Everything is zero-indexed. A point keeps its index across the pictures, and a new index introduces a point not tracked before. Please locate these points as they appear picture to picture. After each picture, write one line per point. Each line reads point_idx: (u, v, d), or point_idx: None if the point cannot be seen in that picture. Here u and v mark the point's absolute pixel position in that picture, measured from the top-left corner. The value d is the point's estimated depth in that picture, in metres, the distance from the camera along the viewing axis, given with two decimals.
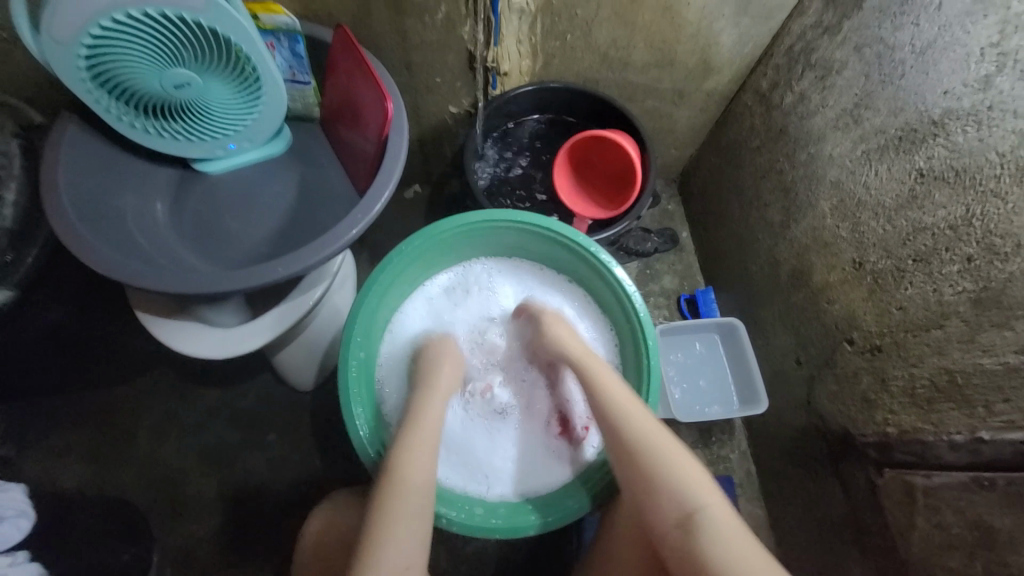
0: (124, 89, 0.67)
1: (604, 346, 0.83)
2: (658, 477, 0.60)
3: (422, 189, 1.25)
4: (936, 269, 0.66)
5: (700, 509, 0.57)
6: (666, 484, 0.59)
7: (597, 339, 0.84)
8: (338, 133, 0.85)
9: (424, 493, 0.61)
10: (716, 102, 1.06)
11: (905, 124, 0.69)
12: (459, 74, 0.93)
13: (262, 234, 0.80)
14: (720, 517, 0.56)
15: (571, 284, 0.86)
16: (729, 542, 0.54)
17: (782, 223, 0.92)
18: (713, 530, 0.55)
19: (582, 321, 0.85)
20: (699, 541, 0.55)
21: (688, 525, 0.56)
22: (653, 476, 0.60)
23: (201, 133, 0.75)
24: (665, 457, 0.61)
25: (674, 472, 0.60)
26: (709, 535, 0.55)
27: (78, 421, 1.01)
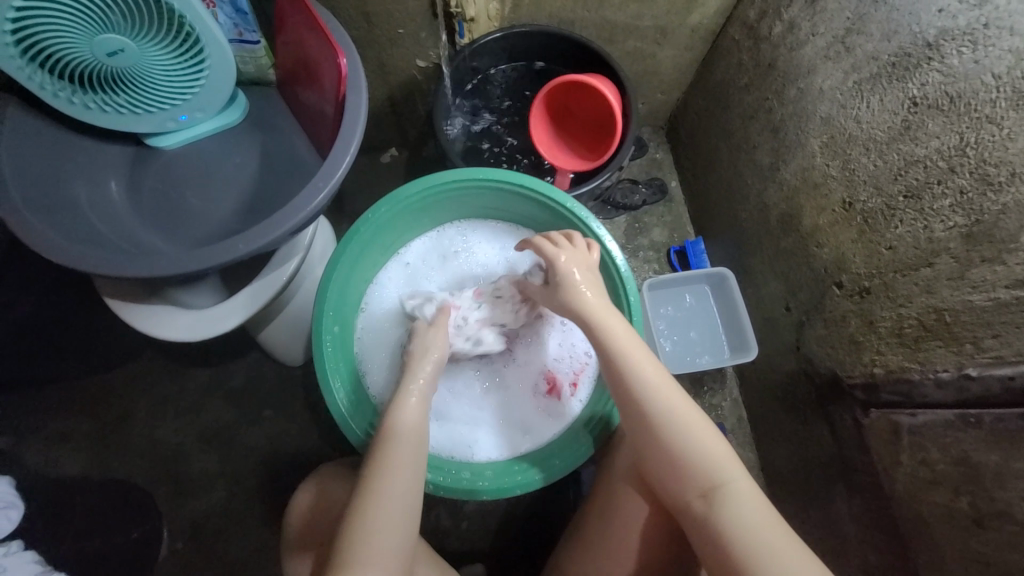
0: (53, 61, 0.61)
1: None
2: (686, 448, 0.58)
3: (398, 152, 1.19)
4: (927, 205, 0.63)
5: (727, 480, 0.56)
6: (693, 455, 0.58)
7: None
8: (296, 96, 0.80)
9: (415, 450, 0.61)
10: (702, 38, 0.99)
11: (898, 48, 0.64)
12: (422, 23, 0.86)
13: (225, 210, 0.77)
14: (743, 487, 0.56)
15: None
16: (751, 506, 0.54)
17: (771, 165, 0.88)
18: (734, 502, 0.55)
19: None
20: (723, 509, 0.55)
21: (711, 493, 0.56)
22: (679, 447, 0.59)
23: (146, 104, 0.70)
24: (695, 429, 0.59)
25: (700, 442, 0.59)
26: (736, 505, 0.54)
27: (72, 410, 1.01)
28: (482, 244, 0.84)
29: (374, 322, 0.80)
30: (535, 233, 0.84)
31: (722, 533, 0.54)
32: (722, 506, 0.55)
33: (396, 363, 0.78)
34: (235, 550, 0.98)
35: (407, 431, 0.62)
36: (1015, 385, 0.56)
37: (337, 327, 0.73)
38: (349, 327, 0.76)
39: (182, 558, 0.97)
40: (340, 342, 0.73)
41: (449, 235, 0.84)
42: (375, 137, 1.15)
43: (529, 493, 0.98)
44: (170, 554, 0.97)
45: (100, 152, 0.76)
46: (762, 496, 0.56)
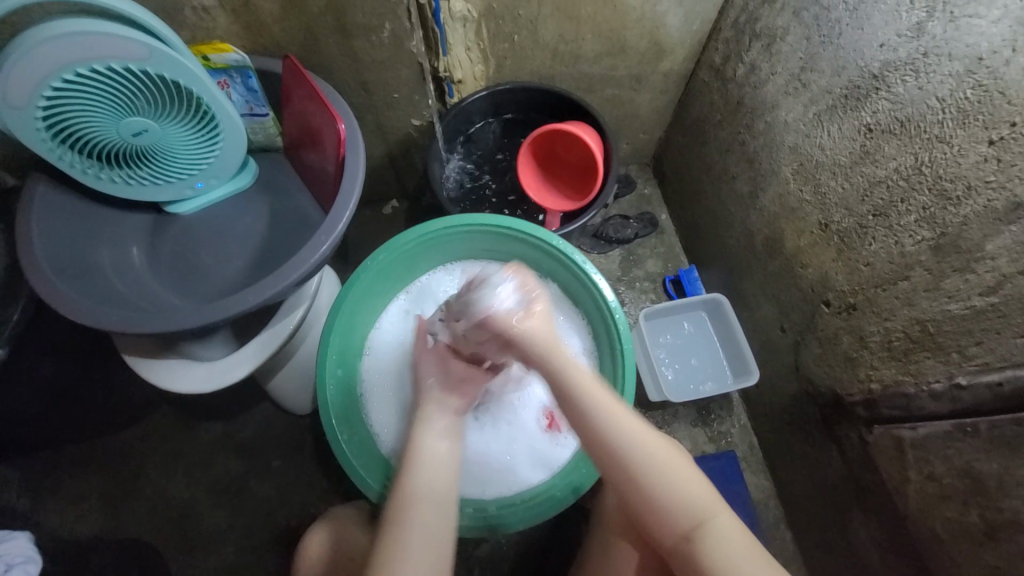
0: (85, 143, 0.69)
1: (580, 337, 0.84)
2: (658, 489, 0.59)
3: (400, 203, 1.27)
4: (895, 221, 0.66)
5: (708, 519, 0.57)
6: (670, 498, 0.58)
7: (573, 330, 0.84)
8: (301, 159, 0.87)
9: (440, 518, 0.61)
10: (675, 82, 1.07)
11: (849, 81, 0.70)
12: (415, 87, 0.95)
13: (236, 267, 0.82)
14: (726, 524, 0.57)
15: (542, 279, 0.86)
16: (731, 545, 0.55)
17: (751, 193, 0.93)
18: (714, 537, 0.56)
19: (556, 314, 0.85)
20: (705, 550, 0.55)
21: (692, 534, 0.57)
22: (655, 493, 0.59)
23: (165, 176, 0.77)
24: (671, 473, 0.59)
25: (675, 485, 0.59)
26: (715, 542, 0.56)
27: (88, 469, 1.04)
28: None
29: (376, 364, 0.83)
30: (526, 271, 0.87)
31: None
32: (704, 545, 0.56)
33: (398, 403, 0.81)
34: None
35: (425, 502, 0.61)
36: (1004, 390, 0.56)
37: (340, 372, 0.76)
38: (352, 371, 0.79)
39: None
40: (343, 386, 0.76)
41: (443, 278, 0.87)
42: (378, 190, 1.23)
43: (541, 533, 0.96)
44: None
45: (123, 220, 0.83)
46: (746, 530, 0.57)
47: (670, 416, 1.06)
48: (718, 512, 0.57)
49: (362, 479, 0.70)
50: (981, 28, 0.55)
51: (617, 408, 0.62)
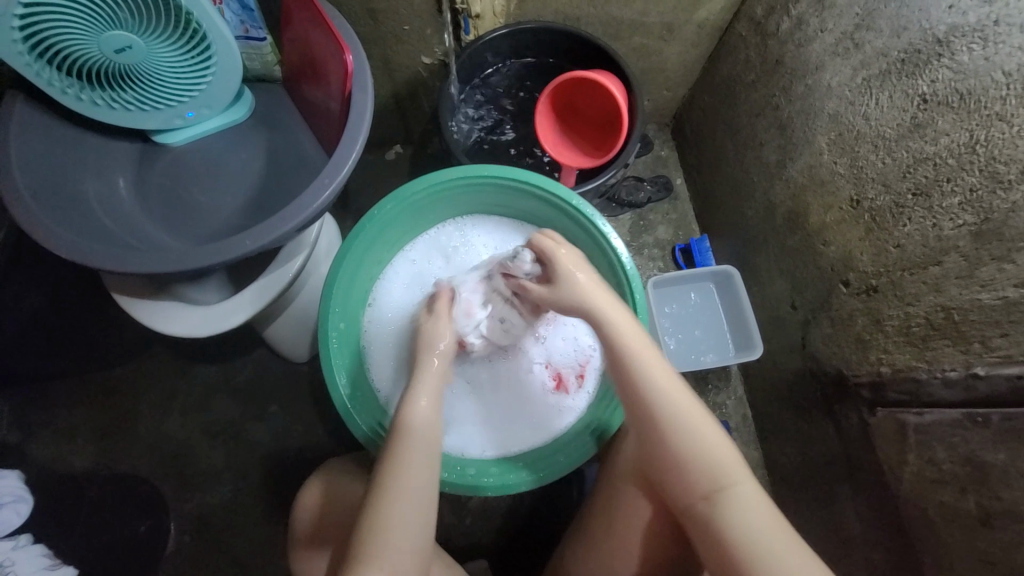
0: (62, 58, 0.62)
1: None
2: (685, 445, 0.59)
3: (403, 149, 1.20)
4: (936, 202, 0.62)
5: (730, 486, 0.57)
6: (699, 460, 0.58)
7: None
8: (302, 93, 0.80)
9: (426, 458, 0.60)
10: (709, 34, 0.98)
11: (908, 44, 0.64)
12: (428, 19, 0.86)
13: (232, 207, 0.77)
14: (750, 493, 0.56)
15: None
16: (753, 513, 0.55)
17: (778, 163, 0.88)
18: (737, 503, 0.56)
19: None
20: (727, 516, 0.55)
21: (715, 498, 0.56)
22: (685, 455, 0.59)
23: (152, 101, 0.70)
24: (699, 438, 0.59)
25: (704, 450, 0.59)
26: (735, 508, 0.55)
27: (80, 404, 1.03)
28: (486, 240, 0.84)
29: (380, 318, 0.80)
30: (538, 230, 0.83)
31: (726, 538, 0.54)
32: (727, 511, 0.55)
33: (402, 358, 0.79)
34: (241, 544, 0.99)
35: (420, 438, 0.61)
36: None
37: (343, 324, 0.73)
38: (355, 324, 0.76)
39: (189, 552, 0.98)
40: (346, 338, 0.74)
41: (452, 232, 0.83)
42: (381, 134, 1.15)
43: (535, 490, 0.98)
44: (177, 548, 0.98)
45: (108, 149, 0.76)
46: (770, 503, 0.56)
47: None
48: (743, 482, 0.56)
49: (365, 433, 0.70)
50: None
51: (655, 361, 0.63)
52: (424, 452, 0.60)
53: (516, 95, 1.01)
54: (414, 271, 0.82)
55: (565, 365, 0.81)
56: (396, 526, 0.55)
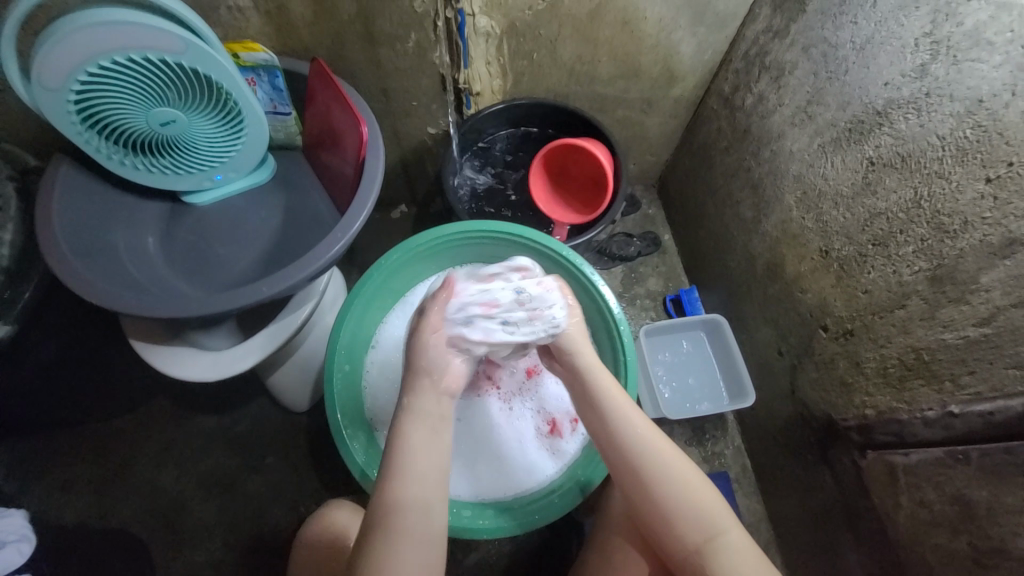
0: (113, 129, 0.70)
1: None
2: (676, 499, 0.60)
3: (408, 208, 1.29)
4: (894, 251, 0.68)
5: (720, 535, 0.58)
6: (685, 511, 0.59)
7: None
8: (319, 159, 0.90)
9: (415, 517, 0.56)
10: (684, 108, 1.10)
11: (853, 116, 0.73)
12: (434, 96, 0.97)
13: (248, 259, 0.84)
14: (737, 542, 0.58)
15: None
16: (744, 563, 0.56)
17: (754, 218, 0.95)
18: (728, 552, 0.57)
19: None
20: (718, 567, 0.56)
21: (703, 548, 0.58)
22: (670, 505, 0.60)
23: (186, 166, 0.79)
24: (682, 486, 0.61)
25: (689, 501, 0.60)
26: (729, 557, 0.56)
27: (77, 455, 1.03)
28: None
29: (382, 362, 0.83)
30: None
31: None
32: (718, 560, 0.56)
33: (401, 401, 0.81)
34: None
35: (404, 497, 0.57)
36: (995, 419, 0.58)
37: (347, 366, 0.77)
38: (359, 366, 0.80)
39: None
40: (349, 380, 0.77)
41: None
42: (388, 195, 1.25)
43: (533, 544, 0.96)
44: None
45: (141, 208, 0.84)
46: (757, 550, 0.58)
47: (665, 433, 1.07)
48: (730, 530, 0.58)
49: (363, 475, 0.71)
50: (980, 73, 0.58)
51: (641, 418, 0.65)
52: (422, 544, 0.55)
53: (513, 160, 1.12)
54: (418, 317, 0.87)
55: (557, 408, 0.83)
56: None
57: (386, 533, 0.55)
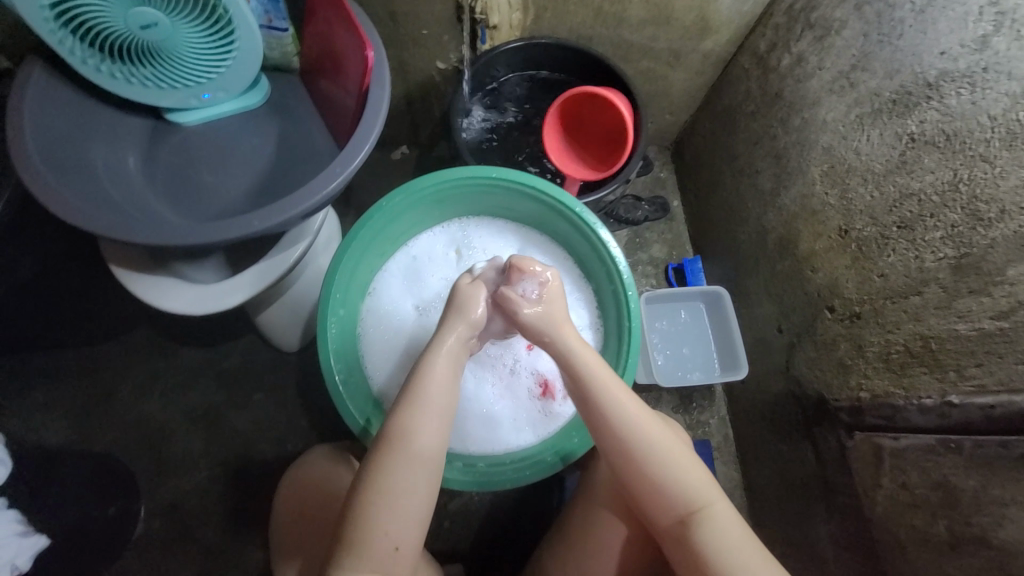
0: (88, 29, 0.63)
1: (587, 311, 0.83)
2: (659, 471, 0.59)
3: (410, 150, 1.21)
4: (919, 235, 0.66)
5: (706, 507, 0.58)
6: (670, 480, 0.59)
7: (579, 304, 0.83)
8: (318, 85, 0.82)
9: (424, 466, 0.57)
10: (713, 64, 1.03)
11: (900, 86, 0.68)
12: (447, 26, 0.89)
13: (239, 189, 0.78)
14: (720, 513, 0.57)
15: (554, 246, 0.84)
16: (728, 535, 0.56)
17: (772, 191, 0.91)
18: (714, 524, 0.56)
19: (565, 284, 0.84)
20: (699, 537, 0.56)
21: (688, 520, 0.57)
22: (656, 475, 0.59)
23: (169, 80, 0.71)
24: (668, 457, 0.60)
25: (673, 470, 0.59)
26: (713, 529, 0.56)
27: (58, 378, 1.01)
28: (493, 241, 0.85)
29: (378, 309, 0.80)
30: (542, 237, 0.85)
31: (698, 559, 0.55)
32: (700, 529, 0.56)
33: (396, 350, 0.79)
34: (212, 534, 0.96)
35: (417, 453, 0.57)
36: (996, 414, 0.58)
37: (343, 310, 0.74)
38: (354, 311, 0.77)
39: (157, 538, 0.96)
40: (344, 324, 0.74)
41: (457, 232, 0.85)
42: (389, 133, 1.17)
43: (515, 495, 0.98)
44: (145, 533, 0.96)
45: (120, 122, 0.77)
46: (745, 526, 0.57)
47: (653, 400, 1.08)
48: (714, 500, 0.58)
49: (354, 421, 0.70)
50: None
51: (623, 390, 0.63)
52: (424, 480, 0.57)
53: (526, 106, 1.04)
54: (418, 266, 0.83)
55: (552, 372, 0.82)
56: (390, 527, 0.54)
57: (388, 461, 0.56)
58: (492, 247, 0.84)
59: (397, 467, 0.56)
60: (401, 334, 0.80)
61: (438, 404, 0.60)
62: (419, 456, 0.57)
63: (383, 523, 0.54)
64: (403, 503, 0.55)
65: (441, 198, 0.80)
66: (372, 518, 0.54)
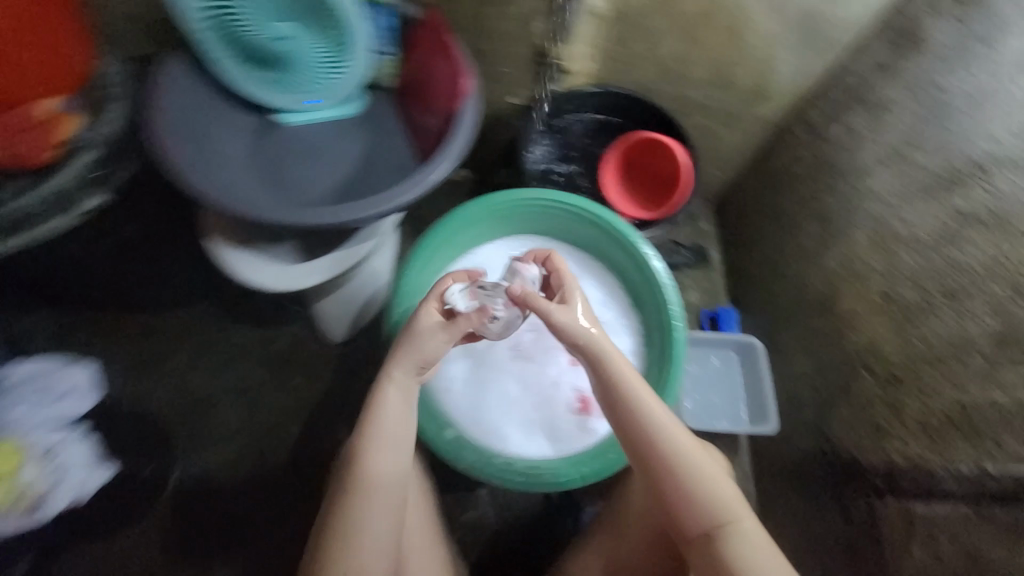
0: (234, 36, 0.77)
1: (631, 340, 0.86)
2: (690, 484, 0.60)
3: (468, 173, 1.30)
4: (965, 304, 0.70)
5: (734, 521, 0.58)
6: (702, 495, 0.59)
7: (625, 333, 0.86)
8: (409, 105, 0.92)
9: (386, 492, 0.60)
10: (766, 129, 1.09)
11: (951, 167, 0.76)
12: (525, 67, 0.99)
13: (325, 185, 0.86)
14: (747, 528, 0.58)
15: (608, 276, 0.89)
16: (756, 549, 0.56)
17: (816, 251, 0.95)
18: (741, 538, 0.57)
19: (613, 311, 0.87)
20: (729, 552, 0.56)
21: (716, 532, 0.58)
22: (688, 488, 0.60)
23: (283, 83, 0.84)
24: (699, 470, 0.61)
25: (705, 482, 0.60)
26: (742, 543, 0.57)
27: (117, 340, 1.07)
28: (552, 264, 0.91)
29: None
30: (598, 267, 0.90)
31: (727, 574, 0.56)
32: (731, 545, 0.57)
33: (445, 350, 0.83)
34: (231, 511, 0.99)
35: (376, 483, 0.60)
36: None
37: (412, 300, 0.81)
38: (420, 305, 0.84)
39: (179, 507, 0.99)
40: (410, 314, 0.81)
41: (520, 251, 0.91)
42: None
43: (529, 520, 0.98)
44: (169, 500, 0.99)
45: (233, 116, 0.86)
46: (770, 541, 0.58)
47: None
48: (742, 515, 0.58)
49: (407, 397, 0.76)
50: None
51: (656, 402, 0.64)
52: (390, 494, 0.61)
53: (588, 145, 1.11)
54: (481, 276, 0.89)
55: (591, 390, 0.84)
56: (364, 537, 0.58)
57: (356, 480, 0.60)
58: (550, 270, 0.90)
59: (356, 502, 0.59)
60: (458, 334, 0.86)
61: (391, 428, 0.63)
62: (385, 475, 0.61)
63: (358, 540, 0.58)
64: (375, 513, 0.59)
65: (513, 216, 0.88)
66: (343, 548, 0.57)
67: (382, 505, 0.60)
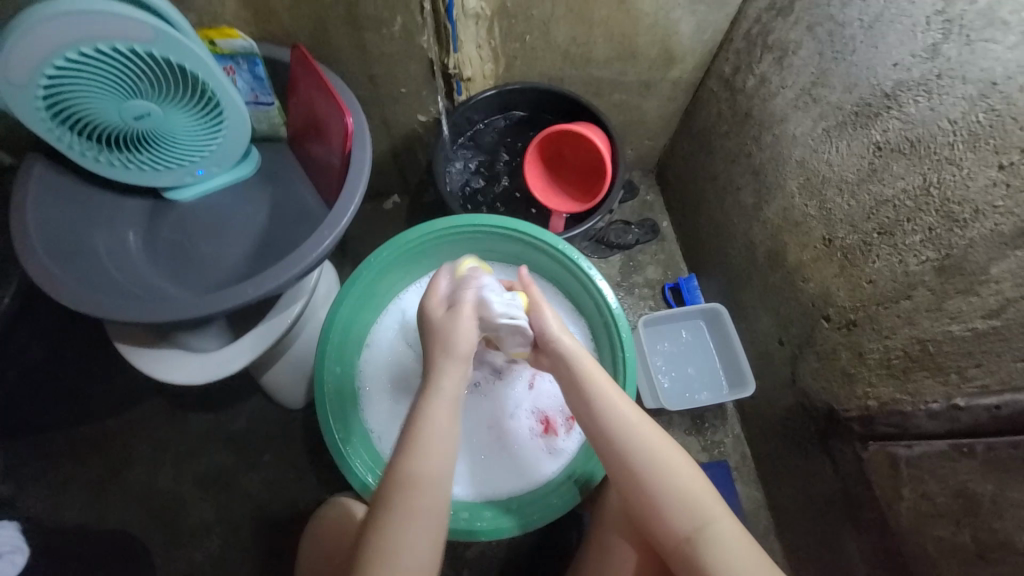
0: (86, 124, 0.66)
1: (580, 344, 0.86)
2: (654, 488, 0.61)
3: (401, 198, 1.26)
4: (900, 240, 0.67)
5: (710, 523, 0.59)
6: (676, 497, 0.61)
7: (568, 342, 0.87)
8: (304, 150, 0.86)
9: (438, 493, 0.61)
10: (683, 90, 1.06)
11: (859, 99, 0.70)
12: (422, 82, 0.94)
13: (235, 257, 0.81)
14: (725, 531, 0.59)
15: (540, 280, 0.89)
16: (732, 552, 0.57)
17: (755, 205, 0.93)
18: (717, 540, 0.58)
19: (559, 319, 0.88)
20: (706, 555, 0.58)
21: (693, 538, 0.59)
22: (667, 493, 0.61)
23: (165, 161, 0.75)
24: (676, 472, 0.62)
25: (683, 480, 0.61)
26: (715, 547, 0.58)
27: (71, 460, 1.04)
28: None
29: (375, 359, 0.85)
30: (526, 273, 0.90)
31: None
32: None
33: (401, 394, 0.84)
34: None
35: (424, 484, 0.61)
36: (1001, 414, 0.58)
37: (338, 369, 0.78)
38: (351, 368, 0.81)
39: None
40: (342, 380, 0.79)
41: None
42: (377, 185, 1.22)
43: (533, 533, 0.97)
44: None
45: (120, 205, 0.80)
46: (748, 537, 0.59)
47: (665, 424, 1.06)
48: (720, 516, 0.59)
49: (343, 458, 0.73)
50: (899, 65, 0.65)
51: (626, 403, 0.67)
52: (432, 509, 0.60)
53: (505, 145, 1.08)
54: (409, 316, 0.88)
55: (553, 412, 0.83)
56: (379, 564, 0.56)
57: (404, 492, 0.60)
58: None
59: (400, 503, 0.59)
60: (394, 378, 0.85)
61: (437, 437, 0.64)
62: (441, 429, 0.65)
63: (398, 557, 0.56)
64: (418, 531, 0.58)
65: (429, 248, 0.86)
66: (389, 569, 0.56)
67: (430, 506, 0.60)
